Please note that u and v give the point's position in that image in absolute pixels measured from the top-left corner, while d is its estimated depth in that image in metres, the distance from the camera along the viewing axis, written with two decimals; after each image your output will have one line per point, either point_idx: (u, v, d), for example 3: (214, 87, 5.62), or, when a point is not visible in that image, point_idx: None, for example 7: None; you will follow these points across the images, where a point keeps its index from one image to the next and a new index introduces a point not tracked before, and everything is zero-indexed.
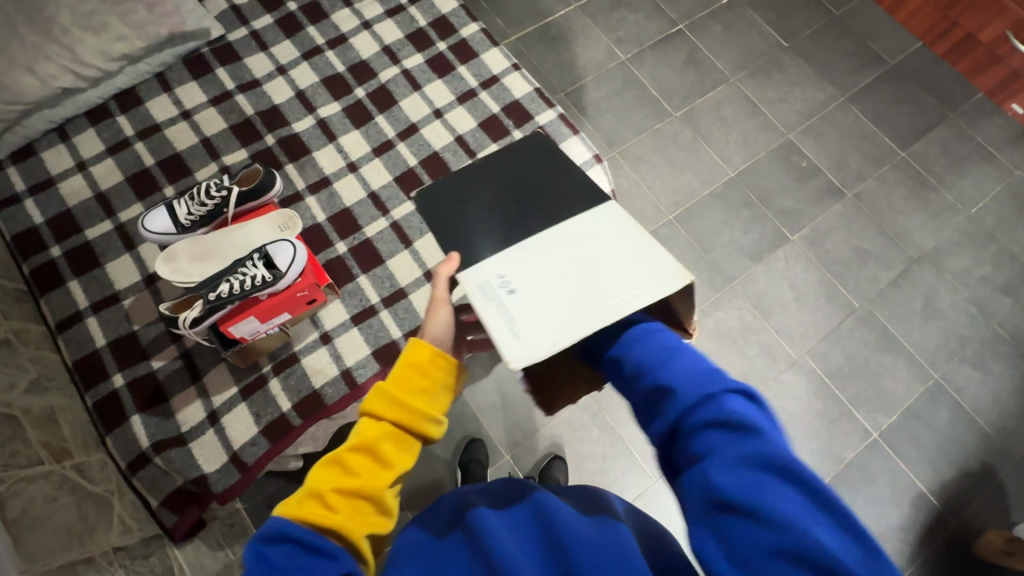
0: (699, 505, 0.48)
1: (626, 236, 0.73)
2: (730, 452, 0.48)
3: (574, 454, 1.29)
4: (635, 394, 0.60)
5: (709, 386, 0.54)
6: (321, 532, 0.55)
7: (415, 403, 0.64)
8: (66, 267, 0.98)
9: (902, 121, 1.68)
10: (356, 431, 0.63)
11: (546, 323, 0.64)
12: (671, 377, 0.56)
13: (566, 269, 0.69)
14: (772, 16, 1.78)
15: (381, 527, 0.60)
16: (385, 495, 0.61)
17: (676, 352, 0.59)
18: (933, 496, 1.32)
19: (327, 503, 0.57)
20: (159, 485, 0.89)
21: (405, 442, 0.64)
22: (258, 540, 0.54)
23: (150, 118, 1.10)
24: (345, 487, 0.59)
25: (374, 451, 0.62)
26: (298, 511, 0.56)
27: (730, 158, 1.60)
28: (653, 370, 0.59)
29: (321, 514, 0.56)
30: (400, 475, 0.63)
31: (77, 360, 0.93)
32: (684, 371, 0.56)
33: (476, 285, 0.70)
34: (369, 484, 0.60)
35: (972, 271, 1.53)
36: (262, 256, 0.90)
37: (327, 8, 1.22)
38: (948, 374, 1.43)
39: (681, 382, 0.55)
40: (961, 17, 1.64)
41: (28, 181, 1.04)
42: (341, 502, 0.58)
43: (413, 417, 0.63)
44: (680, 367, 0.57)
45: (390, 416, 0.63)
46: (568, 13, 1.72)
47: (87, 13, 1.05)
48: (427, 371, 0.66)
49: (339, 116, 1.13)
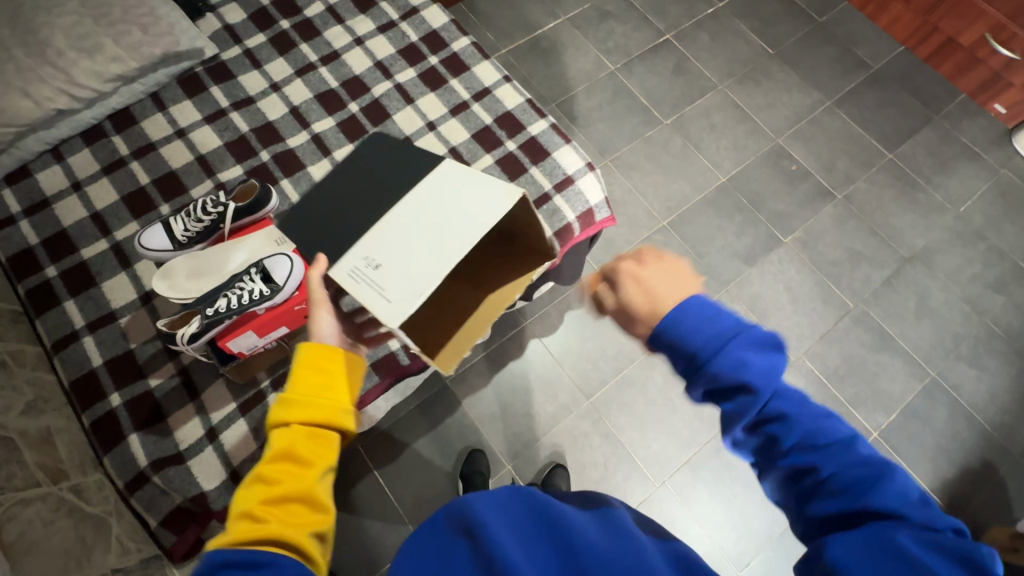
0: (869, 539, 0.47)
1: (462, 179, 0.74)
2: (923, 534, 0.47)
3: (575, 463, 1.28)
4: (812, 488, 0.53)
5: (929, 517, 0.49)
6: (256, 545, 0.54)
7: (319, 399, 0.65)
8: (62, 287, 0.98)
9: (888, 124, 1.71)
10: (270, 446, 0.63)
11: (411, 279, 0.66)
12: (884, 493, 0.50)
13: (415, 224, 0.70)
14: (757, 25, 1.81)
15: (321, 523, 0.59)
16: (317, 490, 0.60)
17: (891, 470, 0.52)
18: (935, 494, 1.33)
19: (258, 517, 0.56)
20: (158, 505, 0.86)
21: (324, 438, 0.64)
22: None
23: (144, 136, 1.10)
24: (271, 497, 0.58)
25: (293, 456, 0.61)
26: (230, 535, 0.55)
27: (720, 163, 1.62)
28: (856, 490, 0.51)
29: (254, 528, 0.55)
30: (326, 469, 0.63)
31: (73, 380, 0.93)
32: (900, 492, 0.50)
33: (343, 273, 0.68)
34: (296, 486, 0.59)
35: (964, 269, 1.55)
36: (259, 270, 0.91)
37: (320, 26, 1.23)
38: (945, 371, 1.44)
39: (899, 502, 0.49)
40: (941, 22, 1.68)
41: (23, 203, 1.04)
42: (272, 512, 0.57)
43: (322, 412, 0.65)
44: (896, 480, 0.51)
45: (298, 418, 0.63)
46: (557, 26, 1.75)
47: (81, 36, 1.06)
48: (324, 367, 0.68)
49: (333, 131, 1.14)
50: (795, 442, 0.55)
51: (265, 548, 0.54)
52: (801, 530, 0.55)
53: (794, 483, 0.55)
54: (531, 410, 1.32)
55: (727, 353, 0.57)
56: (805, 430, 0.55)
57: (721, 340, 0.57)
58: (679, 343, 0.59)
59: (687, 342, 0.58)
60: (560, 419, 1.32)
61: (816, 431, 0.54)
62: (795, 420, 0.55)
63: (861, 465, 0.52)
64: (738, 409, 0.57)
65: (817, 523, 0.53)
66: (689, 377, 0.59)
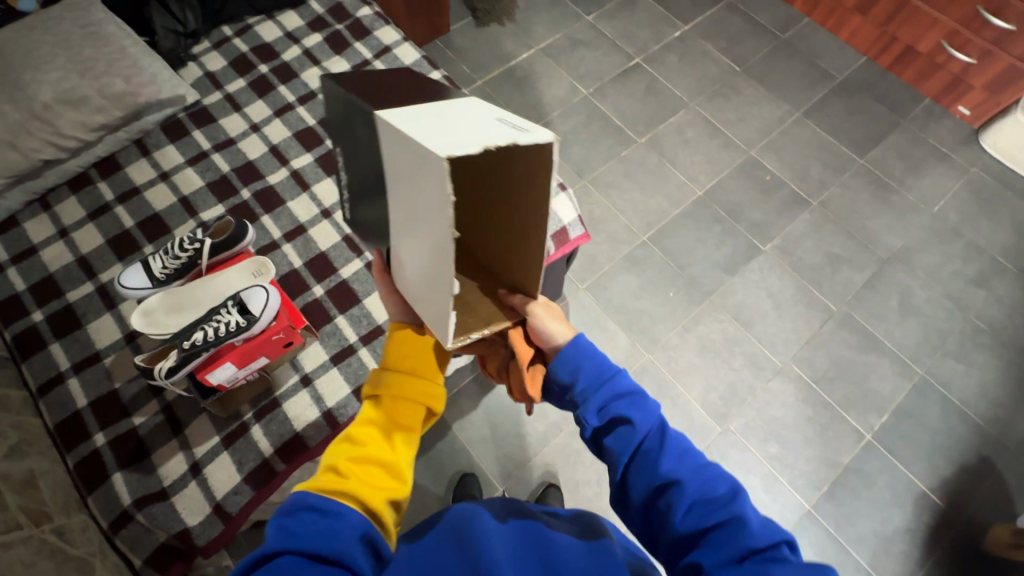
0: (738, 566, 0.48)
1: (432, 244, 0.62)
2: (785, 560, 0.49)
3: (569, 481, 1.27)
4: (680, 504, 0.56)
5: (775, 533, 0.52)
6: (335, 495, 0.57)
7: (412, 375, 0.68)
8: (48, 330, 1.00)
9: (857, 131, 1.76)
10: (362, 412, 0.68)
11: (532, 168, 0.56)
12: (741, 506, 0.54)
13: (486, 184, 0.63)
14: (723, 44, 1.88)
15: (395, 492, 0.62)
16: (397, 463, 0.64)
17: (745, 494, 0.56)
18: (935, 494, 1.31)
19: (340, 471, 0.61)
20: (142, 543, 0.86)
21: (412, 411, 0.67)
22: (280, 514, 0.54)
23: (129, 182, 1.14)
24: (355, 457, 0.62)
25: (384, 424, 0.66)
26: (317, 483, 0.59)
27: (696, 177, 1.66)
28: (722, 507, 0.54)
29: (336, 481, 0.59)
30: (408, 441, 0.66)
31: (57, 422, 0.93)
32: (755, 510, 0.55)
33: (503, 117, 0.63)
34: (379, 453, 0.63)
35: (943, 266, 1.57)
36: (236, 303, 0.93)
37: (297, 69, 1.29)
38: (934, 369, 1.45)
39: (752, 516, 0.53)
40: (898, 32, 1.74)
41: (11, 250, 1.07)
42: (352, 469, 0.61)
43: (412, 387, 0.67)
44: (752, 502, 0.55)
45: (389, 388, 0.67)
46: (530, 56, 1.81)
47: (68, 89, 1.09)
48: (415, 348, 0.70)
49: (312, 166, 1.19)
50: (674, 459, 0.59)
51: (341, 500, 0.57)
52: (668, 554, 0.57)
53: (661, 502, 0.57)
54: (522, 430, 1.32)
55: (614, 385, 0.65)
56: (678, 451, 0.59)
57: (607, 374, 0.66)
58: (571, 376, 0.67)
59: (576, 374, 0.67)
60: (550, 438, 1.31)
61: (685, 451, 0.60)
62: (669, 446, 0.60)
63: (720, 486, 0.57)
64: (633, 415, 0.62)
65: (679, 542, 0.55)
66: (581, 395, 0.66)
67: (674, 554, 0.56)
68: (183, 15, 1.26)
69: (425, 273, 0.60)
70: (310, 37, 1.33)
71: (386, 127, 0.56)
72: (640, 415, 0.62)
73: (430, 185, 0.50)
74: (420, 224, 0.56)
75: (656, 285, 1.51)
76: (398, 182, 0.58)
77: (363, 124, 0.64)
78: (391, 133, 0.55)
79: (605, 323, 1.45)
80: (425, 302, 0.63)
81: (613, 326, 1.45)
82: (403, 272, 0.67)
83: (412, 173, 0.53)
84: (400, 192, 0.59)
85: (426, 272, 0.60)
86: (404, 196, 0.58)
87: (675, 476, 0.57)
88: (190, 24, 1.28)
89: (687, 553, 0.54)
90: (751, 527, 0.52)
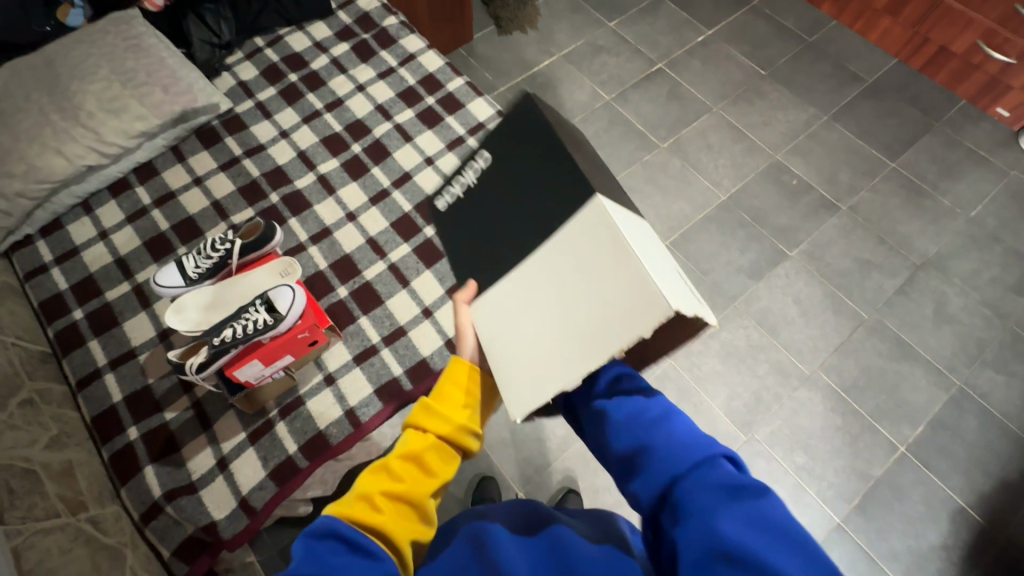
0: (695, 528, 0.47)
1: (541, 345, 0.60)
2: (733, 499, 0.48)
3: (589, 487, 1.26)
4: (616, 427, 0.60)
5: (706, 447, 0.53)
6: (366, 530, 0.57)
7: (456, 418, 0.67)
8: (88, 327, 1.05)
9: (888, 134, 1.71)
10: (402, 441, 0.66)
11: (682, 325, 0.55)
12: (668, 426, 0.58)
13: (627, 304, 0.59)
14: (747, 49, 1.86)
15: (424, 535, 0.62)
16: (428, 504, 0.63)
17: (676, 411, 0.60)
18: (974, 511, 1.25)
19: (374, 504, 0.60)
20: (171, 535, 0.90)
21: (449, 455, 0.67)
22: (308, 535, 0.55)
23: (166, 186, 1.19)
24: (391, 492, 0.61)
25: (423, 466, 0.64)
26: (348, 511, 0.58)
27: (720, 182, 1.64)
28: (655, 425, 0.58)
29: (368, 515, 0.58)
30: (441, 484, 0.66)
31: (95, 416, 0.98)
32: (684, 424, 0.58)
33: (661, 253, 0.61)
34: (415, 492, 0.62)
35: (980, 273, 1.51)
36: (264, 301, 0.95)
37: (325, 77, 1.33)
38: (971, 379, 1.39)
39: (677, 435, 0.56)
40: (930, 33, 1.70)
41: (55, 251, 1.12)
42: (387, 505, 0.60)
43: (456, 431, 0.67)
44: (681, 421, 0.58)
45: (433, 428, 0.66)
46: (552, 63, 1.83)
47: (111, 98, 1.14)
48: (465, 390, 0.69)
49: (338, 171, 1.22)
50: (604, 388, 0.64)
51: (371, 536, 0.57)
52: (618, 482, 0.60)
53: (596, 429, 0.62)
54: (541, 434, 1.31)
55: None
56: (609, 379, 0.64)
57: None
58: None
59: None
60: (570, 442, 1.30)
61: (617, 381, 0.64)
62: (603, 380, 0.64)
63: (652, 408, 0.60)
64: None
65: (622, 462, 0.59)
66: None
67: (626, 484, 0.58)
68: (218, 27, 1.31)
69: (540, 347, 0.59)
70: (337, 46, 1.37)
71: (589, 218, 0.55)
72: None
73: (628, 308, 0.50)
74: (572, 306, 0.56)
75: None
76: (561, 257, 0.57)
77: (550, 180, 0.60)
78: (597, 232, 0.53)
79: None
80: (521, 368, 0.61)
81: None
82: (498, 323, 0.65)
83: (602, 273, 0.53)
84: (560, 264, 0.58)
85: (550, 347, 0.58)
86: (564, 273, 0.57)
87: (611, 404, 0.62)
88: (225, 36, 1.32)
89: (629, 479, 0.57)
90: (681, 446, 0.55)
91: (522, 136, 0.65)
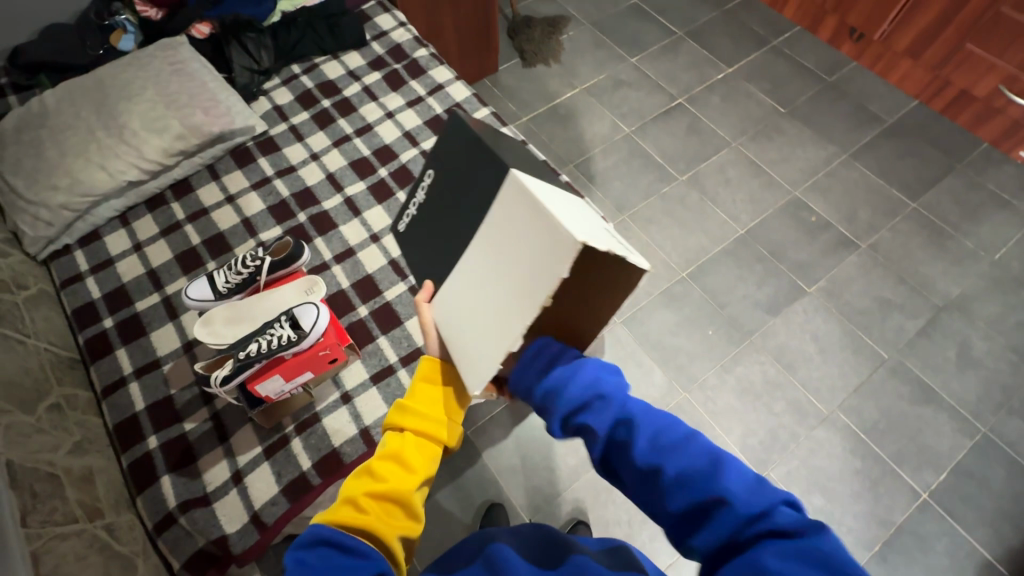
0: None
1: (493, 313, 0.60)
2: (799, 559, 0.44)
3: (599, 520, 1.24)
4: (667, 487, 0.53)
5: (767, 497, 0.49)
6: (352, 532, 0.58)
7: (431, 412, 0.68)
8: (116, 336, 1.08)
9: (909, 174, 1.71)
10: (383, 444, 0.68)
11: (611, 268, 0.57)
12: (724, 482, 0.50)
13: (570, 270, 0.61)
14: (767, 87, 1.89)
15: (411, 530, 0.62)
16: (413, 498, 0.63)
17: (725, 455, 0.53)
18: (1002, 566, 1.20)
19: (359, 506, 0.61)
20: (181, 547, 0.90)
21: (428, 449, 0.68)
22: (297, 547, 0.55)
23: (199, 203, 1.24)
24: (374, 491, 0.62)
25: (403, 460, 0.66)
26: (334, 516, 0.59)
27: (738, 216, 1.65)
28: (704, 481, 0.51)
29: (353, 516, 0.59)
30: (424, 479, 0.66)
31: (117, 423, 1.00)
32: (739, 473, 0.51)
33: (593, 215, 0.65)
34: (397, 487, 0.63)
35: (1005, 317, 1.48)
36: (289, 318, 0.99)
37: (356, 103, 1.39)
38: (997, 427, 1.35)
39: (735, 489, 0.49)
40: (953, 76, 1.71)
41: (91, 261, 1.16)
42: (371, 504, 0.61)
43: (432, 425, 0.68)
44: (736, 472, 0.51)
45: (409, 425, 0.68)
46: (574, 95, 1.88)
47: (154, 118, 1.20)
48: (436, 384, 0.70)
49: (364, 193, 1.26)
50: (646, 446, 0.55)
51: (356, 535, 0.58)
52: (671, 535, 0.55)
53: (646, 489, 0.55)
54: (552, 463, 1.30)
55: (579, 378, 0.62)
56: (648, 433, 0.56)
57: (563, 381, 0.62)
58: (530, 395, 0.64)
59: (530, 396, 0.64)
60: (582, 472, 1.29)
61: (657, 432, 0.56)
62: (638, 436, 0.56)
63: (700, 459, 0.53)
64: (592, 420, 0.59)
65: (678, 522, 0.52)
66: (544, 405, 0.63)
67: (678, 537, 0.53)
68: (259, 54, 1.39)
69: (494, 314, 0.60)
70: (369, 75, 1.43)
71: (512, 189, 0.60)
72: (603, 416, 0.59)
73: (548, 255, 0.53)
74: (510, 271, 0.58)
75: (694, 322, 1.48)
76: (498, 235, 0.61)
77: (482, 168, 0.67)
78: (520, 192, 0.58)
79: (641, 359, 1.43)
80: (478, 341, 0.61)
81: (649, 363, 1.42)
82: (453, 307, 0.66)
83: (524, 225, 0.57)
84: (499, 238, 0.61)
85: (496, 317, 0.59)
86: (500, 242, 0.60)
87: (656, 461, 0.54)
88: (264, 63, 1.40)
89: (689, 534, 0.52)
90: (738, 505, 0.48)
91: (459, 147, 0.71)
